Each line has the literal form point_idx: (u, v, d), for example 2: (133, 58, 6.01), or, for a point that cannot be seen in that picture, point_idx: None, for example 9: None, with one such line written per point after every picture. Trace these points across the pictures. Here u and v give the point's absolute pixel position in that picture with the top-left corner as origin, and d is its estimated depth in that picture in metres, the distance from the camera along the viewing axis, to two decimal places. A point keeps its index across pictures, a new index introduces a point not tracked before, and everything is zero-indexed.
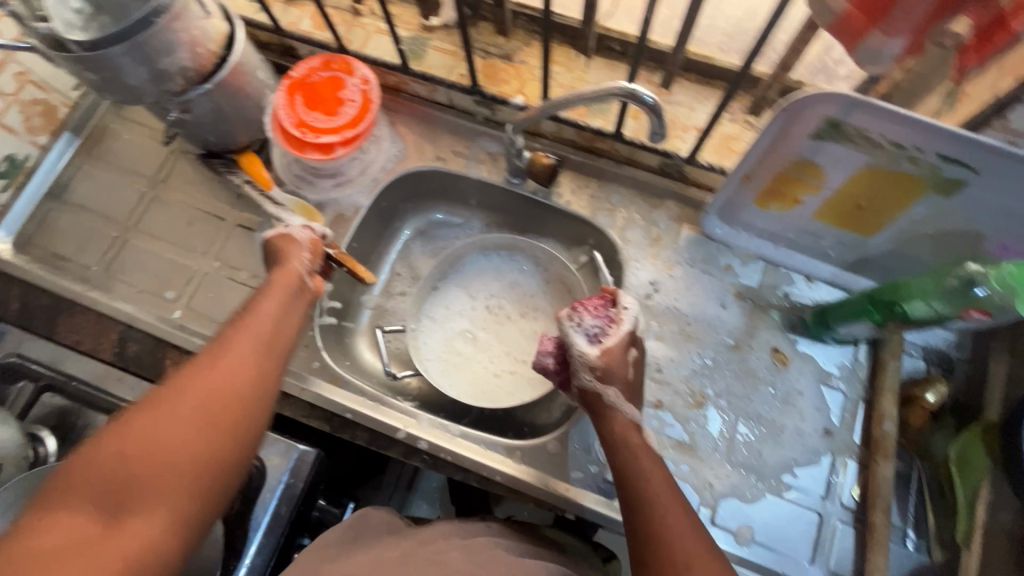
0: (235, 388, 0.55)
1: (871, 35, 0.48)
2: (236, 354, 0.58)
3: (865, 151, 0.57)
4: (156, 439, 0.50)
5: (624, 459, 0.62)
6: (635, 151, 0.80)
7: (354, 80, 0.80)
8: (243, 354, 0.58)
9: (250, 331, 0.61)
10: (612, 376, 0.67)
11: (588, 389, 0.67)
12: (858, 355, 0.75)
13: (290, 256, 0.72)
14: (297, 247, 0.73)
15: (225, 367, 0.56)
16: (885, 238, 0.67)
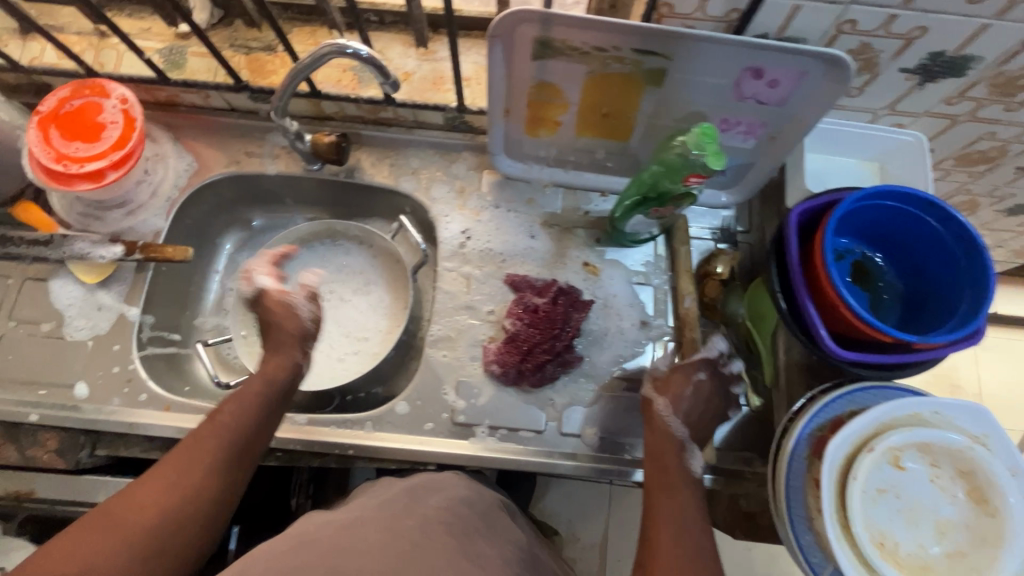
0: (183, 495, 0.54)
1: None
2: (198, 454, 0.57)
3: (578, 60, 0.63)
4: (90, 555, 0.48)
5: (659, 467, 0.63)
6: (417, 113, 0.82)
7: (112, 101, 0.77)
8: (205, 455, 0.57)
9: (217, 428, 0.59)
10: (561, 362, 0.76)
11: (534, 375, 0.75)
12: (658, 250, 0.83)
13: (282, 322, 0.72)
14: (300, 325, 0.73)
15: (183, 466, 0.56)
16: (639, 138, 0.75)
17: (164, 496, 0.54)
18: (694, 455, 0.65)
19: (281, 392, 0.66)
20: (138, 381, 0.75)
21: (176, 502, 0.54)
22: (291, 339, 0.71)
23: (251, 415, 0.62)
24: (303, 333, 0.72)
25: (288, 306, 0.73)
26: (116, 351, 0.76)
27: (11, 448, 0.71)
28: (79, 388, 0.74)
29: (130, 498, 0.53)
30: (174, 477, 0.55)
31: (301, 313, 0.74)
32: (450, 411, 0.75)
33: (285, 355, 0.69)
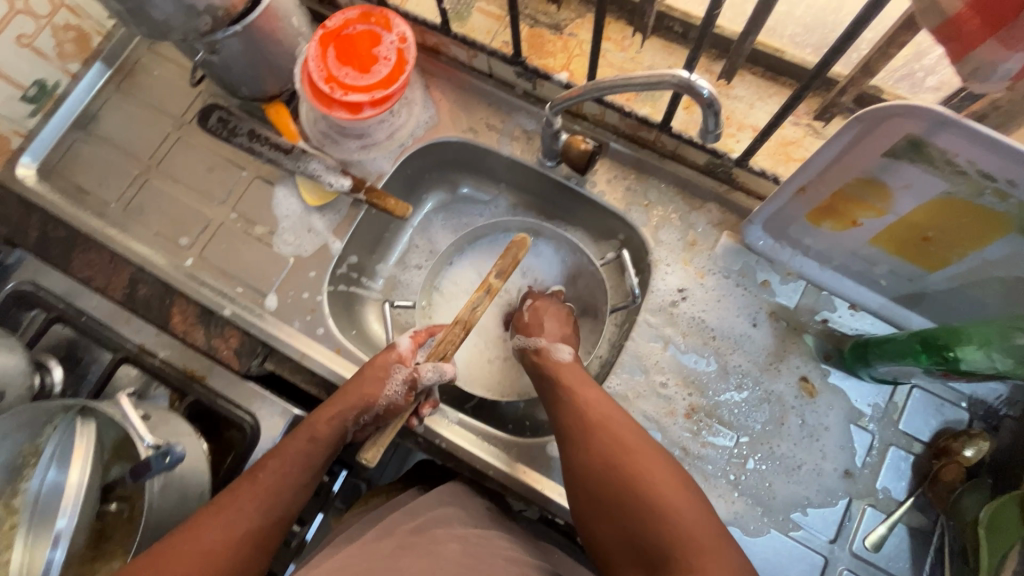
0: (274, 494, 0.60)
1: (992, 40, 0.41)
2: (282, 467, 0.62)
3: (945, 177, 0.51)
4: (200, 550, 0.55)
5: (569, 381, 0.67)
6: (682, 146, 0.73)
7: (392, 37, 0.75)
8: (285, 465, 0.62)
9: (304, 436, 0.64)
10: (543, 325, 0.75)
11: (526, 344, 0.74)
12: (895, 397, 0.69)
13: (361, 379, 0.67)
14: (376, 395, 0.66)
15: (271, 485, 0.60)
16: (948, 276, 0.61)
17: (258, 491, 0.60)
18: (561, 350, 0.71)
19: (340, 430, 0.65)
20: (320, 314, 0.76)
21: (263, 510, 0.59)
22: (356, 398, 0.66)
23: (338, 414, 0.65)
24: (372, 404, 0.66)
25: (382, 375, 0.67)
26: (311, 278, 0.77)
27: (200, 331, 0.75)
28: (271, 300, 0.77)
29: (219, 509, 0.58)
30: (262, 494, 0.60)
31: (389, 390, 0.67)
32: None
33: (367, 376, 0.67)
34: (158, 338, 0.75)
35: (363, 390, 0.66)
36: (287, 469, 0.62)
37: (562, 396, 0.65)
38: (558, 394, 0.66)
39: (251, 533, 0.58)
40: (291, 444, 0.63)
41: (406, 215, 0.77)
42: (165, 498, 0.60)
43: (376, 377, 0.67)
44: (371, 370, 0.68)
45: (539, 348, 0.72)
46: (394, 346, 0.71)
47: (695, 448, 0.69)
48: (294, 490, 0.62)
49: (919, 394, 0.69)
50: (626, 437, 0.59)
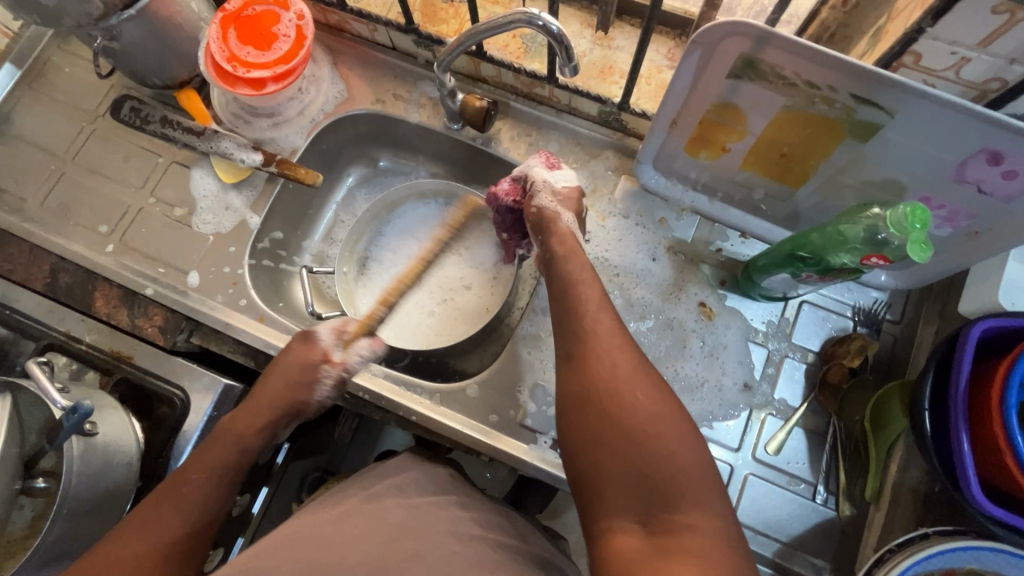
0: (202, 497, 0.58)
1: None
2: (208, 472, 0.60)
3: (780, 91, 0.56)
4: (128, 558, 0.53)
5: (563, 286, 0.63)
6: (573, 98, 0.78)
7: (290, 15, 0.78)
8: (213, 470, 0.60)
9: (235, 439, 0.63)
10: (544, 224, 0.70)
11: (546, 211, 0.69)
12: (786, 312, 0.74)
13: (287, 385, 0.67)
14: (306, 401, 0.68)
15: (197, 491, 0.58)
16: (811, 190, 0.66)
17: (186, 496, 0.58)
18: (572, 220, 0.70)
19: (273, 434, 0.66)
20: (242, 286, 0.78)
21: (196, 513, 0.58)
22: (285, 406, 0.67)
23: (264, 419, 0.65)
24: (303, 410, 0.68)
25: (307, 372, 0.68)
26: (231, 253, 0.80)
27: (124, 312, 0.77)
28: (193, 277, 0.79)
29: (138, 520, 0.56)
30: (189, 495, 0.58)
31: (318, 393, 0.69)
32: (518, 411, 0.72)
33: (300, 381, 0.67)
34: (82, 322, 0.77)
35: (293, 397, 0.67)
36: (213, 463, 0.60)
37: (560, 272, 0.64)
38: (567, 261, 0.65)
39: (188, 537, 0.57)
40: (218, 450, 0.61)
41: (316, 183, 0.80)
42: (85, 466, 0.62)
43: (307, 386, 0.68)
44: (297, 367, 0.68)
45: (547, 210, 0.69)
46: (312, 336, 0.71)
47: None
48: (226, 487, 0.60)
49: (808, 308, 0.74)
50: (607, 337, 0.56)
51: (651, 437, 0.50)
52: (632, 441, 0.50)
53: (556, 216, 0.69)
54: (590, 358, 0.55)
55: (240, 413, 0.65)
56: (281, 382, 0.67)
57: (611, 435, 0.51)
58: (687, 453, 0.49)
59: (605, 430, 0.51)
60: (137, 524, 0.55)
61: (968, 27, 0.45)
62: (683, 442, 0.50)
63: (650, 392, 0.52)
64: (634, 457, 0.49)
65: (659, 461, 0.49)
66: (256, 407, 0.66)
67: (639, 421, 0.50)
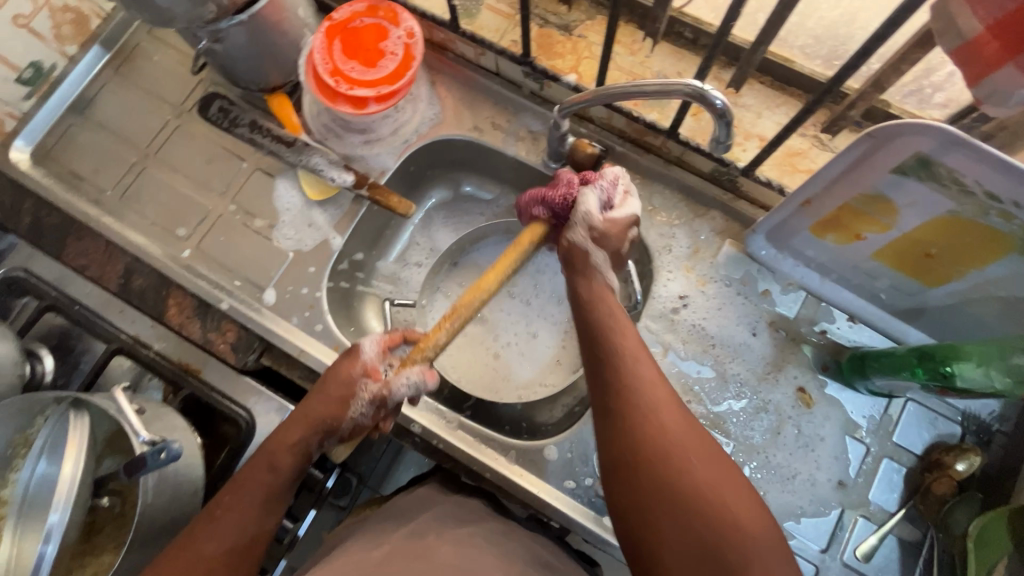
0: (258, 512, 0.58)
1: (1005, 68, 0.42)
2: (269, 477, 0.60)
3: (951, 195, 0.51)
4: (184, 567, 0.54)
5: (586, 299, 0.64)
6: (687, 153, 0.73)
7: (399, 32, 0.74)
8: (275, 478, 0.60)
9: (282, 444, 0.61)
10: (606, 242, 0.67)
11: (578, 247, 0.66)
12: (889, 408, 0.70)
13: (326, 401, 0.63)
14: (340, 418, 0.63)
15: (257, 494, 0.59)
16: (948, 291, 0.61)
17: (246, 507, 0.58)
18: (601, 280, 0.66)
19: (305, 453, 0.63)
20: (319, 310, 0.75)
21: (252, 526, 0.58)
22: (322, 422, 0.63)
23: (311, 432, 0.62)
24: (337, 428, 0.64)
25: (347, 395, 0.64)
26: (311, 273, 0.76)
27: (197, 324, 0.73)
28: (269, 294, 0.76)
29: (195, 534, 0.56)
30: (251, 499, 0.58)
31: (354, 410, 0.64)
32: (595, 480, 0.68)
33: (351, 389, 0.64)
34: (152, 329, 0.74)
35: (328, 415, 0.63)
36: (277, 464, 0.60)
37: (596, 321, 0.62)
38: (593, 313, 0.62)
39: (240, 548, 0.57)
40: (252, 476, 0.59)
41: (409, 213, 0.77)
42: (159, 495, 0.59)
43: (343, 403, 0.63)
44: (332, 384, 0.64)
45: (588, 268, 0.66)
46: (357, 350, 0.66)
47: None
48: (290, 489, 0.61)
49: (912, 407, 0.70)
50: (657, 392, 0.54)
51: (698, 492, 0.48)
52: (686, 492, 0.49)
53: (588, 257, 0.66)
54: (638, 406, 0.53)
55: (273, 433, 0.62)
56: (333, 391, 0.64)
57: (661, 488, 0.49)
58: (734, 498, 0.49)
59: (654, 488, 0.50)
60: (203, 527, 0.56)
61: None
62: (731, 482, 0.50)
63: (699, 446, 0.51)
64: (691, 530, 0.47)
65: (717, 531, 0.47)
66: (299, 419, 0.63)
67: (703, 489, 0.49)
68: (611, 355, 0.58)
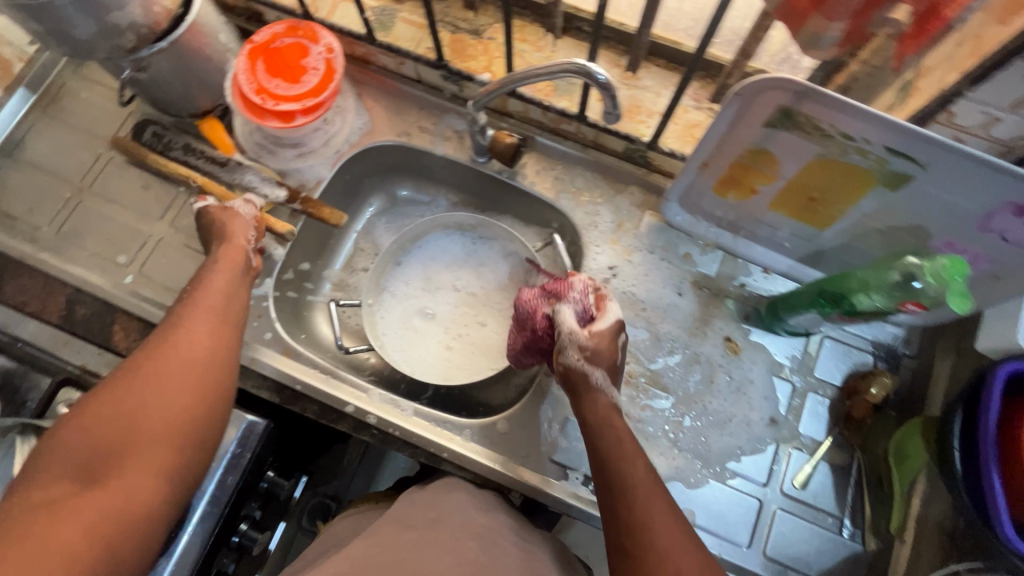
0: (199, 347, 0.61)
1: (814, 18, 0.50)
2: (197, 321, 0.62)
3: (817, 141, 0.58)
4: (142, 400, 0.55)
5: (597, 427, 0.62)
6: (600, 135, 0.79)
7: (319, 48, 0.78)
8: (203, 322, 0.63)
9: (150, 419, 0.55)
10: (599, 359, 0.66)
11: (573, 369, 0.66)
12: (809, 347, 0.76)
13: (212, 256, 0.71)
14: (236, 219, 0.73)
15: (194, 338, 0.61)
16: (837, 231, 0.68)
17: (186, 346, 0.60)
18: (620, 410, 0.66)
19: (228, 293, 0.67)
20: (267, 319, 0.77)
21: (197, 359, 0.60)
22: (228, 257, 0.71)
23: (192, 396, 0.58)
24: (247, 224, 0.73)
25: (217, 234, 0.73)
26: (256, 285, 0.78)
27: None
28: None
29: (141, 374, 0.57)
30: (190, 339, 0.61)
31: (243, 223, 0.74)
32: (548, 447, 0.72)
33: (209, 339, 0.62)
34: (99, 356, 0.75)
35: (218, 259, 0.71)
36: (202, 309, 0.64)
37: (601, 447, 0.60)
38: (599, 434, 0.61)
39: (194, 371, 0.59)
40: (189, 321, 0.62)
41: (341, 223, 0.81)
42: None
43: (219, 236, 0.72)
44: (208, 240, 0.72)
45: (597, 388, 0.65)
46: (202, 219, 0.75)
47: (634, 411, 0.74)
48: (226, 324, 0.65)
49: (828, 343, 0.76)
50: (656, 507, 0.54)
51: None
52: None
53: (587, 376, 0.65)
54: (637, 520, 0.53)
55: (109, 398, 0.55)
56: (191, 345, 0.61)
57: None
58: None
59: None
60: (147, 362, 0.58)
61: (1004, 90, 0.48)
62: None
63: None
64: None
65: None
66: (153, 385, 0.57)
67: None
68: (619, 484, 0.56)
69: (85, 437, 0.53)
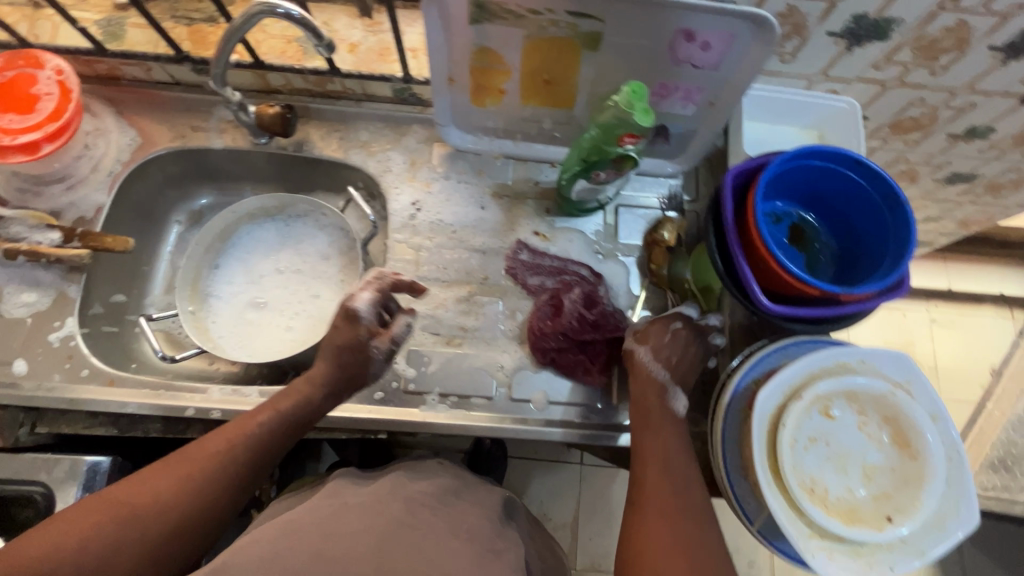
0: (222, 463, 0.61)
1: None
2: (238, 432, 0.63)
3: (516, 24, 0.63)
4: (154, 499, 0.56)
5: (652, 418, 0.66)
6: (365, 84, 0.82)
7: (47, 72, 0.75)
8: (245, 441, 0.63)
9: (153, 519, 0.55)
10: (648, 338, 0.71)
11: (627, 349, 0.72)
12: (607, 218, 0.84)
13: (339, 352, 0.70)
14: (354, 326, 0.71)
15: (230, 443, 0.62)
16: (582, 105, 0.75)
17: (205, 455, 0.60)
18: (676, 396, 0.68)
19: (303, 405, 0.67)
20: (79, 357, 0.74)
21: (215, 471, 0.60)
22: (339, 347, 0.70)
23: (197, 508, 0.58)
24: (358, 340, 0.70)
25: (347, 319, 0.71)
26: (57, 328, 0.74)
27: None
28: (18, 365, 0.72)
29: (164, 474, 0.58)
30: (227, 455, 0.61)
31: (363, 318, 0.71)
32: (399, 381, 0.75)
33: (244, 451, 0.62)
34: None
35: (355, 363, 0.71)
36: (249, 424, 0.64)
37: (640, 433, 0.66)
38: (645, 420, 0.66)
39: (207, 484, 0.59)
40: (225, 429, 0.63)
41: (129, 248, 0.76)
42: None
43: (359, 361, 0.70)
44: (344, 348, 0.70)
45: (660, 384, 0.68)
46: (354, 314, 0.71)
47: (469, 322, 0.78)
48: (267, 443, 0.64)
49: (622, 209, 0.85)
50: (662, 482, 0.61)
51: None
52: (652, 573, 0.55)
53: (633, 352, 0.71)
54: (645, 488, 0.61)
55: (145, 483, 0.57)
56: (205, 457, 0.60)
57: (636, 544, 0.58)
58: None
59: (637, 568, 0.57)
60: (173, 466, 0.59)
61: None
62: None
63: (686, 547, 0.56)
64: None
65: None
66: (165, 484, 0.58)
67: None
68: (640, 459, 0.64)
69: (85, 519, 0.53)
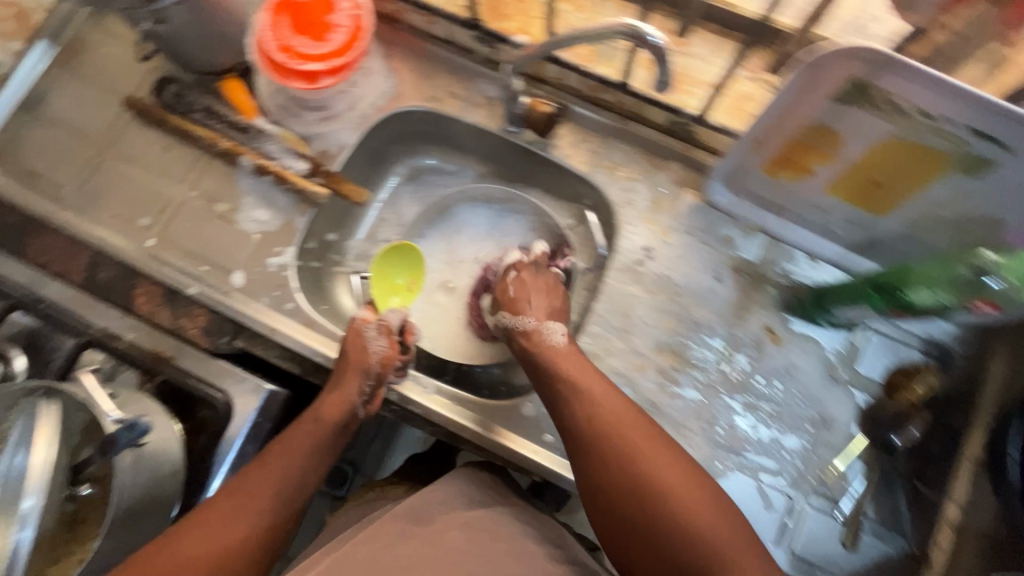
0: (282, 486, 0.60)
1: None
2: (299, 446, 0.63)
3: (889, 117, 0.52)
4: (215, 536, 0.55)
5: (580, 410, 0.61)
6: (642, 105, 0.75)
7: (345, 4, 0.73)
8: (294, 459, 0.62)
9: (209, 557, 0.53)
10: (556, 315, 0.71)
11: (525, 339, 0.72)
12: (854, 339, 0.72)
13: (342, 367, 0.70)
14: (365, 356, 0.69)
15: (291, 452, 0.62)
16: (896, 220, 0.63)
17: (264, 477, 0.59)
18: (554, 328, 0.69)
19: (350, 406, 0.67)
20: (289, 289, 0.76)
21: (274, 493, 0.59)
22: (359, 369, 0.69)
23: (254, 532, 0.57)
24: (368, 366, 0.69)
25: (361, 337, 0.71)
26: (277, 253, 0.77)
27: (166, 312, 0.74)
28: (237, 277, 0.76)
29: (215, 509, 0.56)
30: (283, 481, 0.60)
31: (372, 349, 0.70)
32: None
33: (292, 474, 0.61)
34: (122, 319, 0.73)
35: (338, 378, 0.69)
36: (300, 447, 0.63)
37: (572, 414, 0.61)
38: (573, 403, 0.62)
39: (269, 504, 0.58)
40: (291, 438, 0.63)
41: (362, 200, 0.80)
42: (136, 478, 0.58)
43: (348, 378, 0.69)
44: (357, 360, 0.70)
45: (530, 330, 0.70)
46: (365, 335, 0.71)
47: (664, 401, 0.70)
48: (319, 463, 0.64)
49: (875, 336, 0.72)
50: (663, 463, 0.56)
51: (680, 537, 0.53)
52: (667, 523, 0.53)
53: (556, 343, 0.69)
54: (602, 442, 0.58)
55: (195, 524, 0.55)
56: (253, 482, 0.59)
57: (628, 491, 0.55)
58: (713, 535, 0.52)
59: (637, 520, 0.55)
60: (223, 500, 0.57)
61: None
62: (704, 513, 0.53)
63: (673, 474, 0.55)
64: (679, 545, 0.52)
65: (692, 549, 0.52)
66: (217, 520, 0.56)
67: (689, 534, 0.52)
68: (589, 434, 0.59)
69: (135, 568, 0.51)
